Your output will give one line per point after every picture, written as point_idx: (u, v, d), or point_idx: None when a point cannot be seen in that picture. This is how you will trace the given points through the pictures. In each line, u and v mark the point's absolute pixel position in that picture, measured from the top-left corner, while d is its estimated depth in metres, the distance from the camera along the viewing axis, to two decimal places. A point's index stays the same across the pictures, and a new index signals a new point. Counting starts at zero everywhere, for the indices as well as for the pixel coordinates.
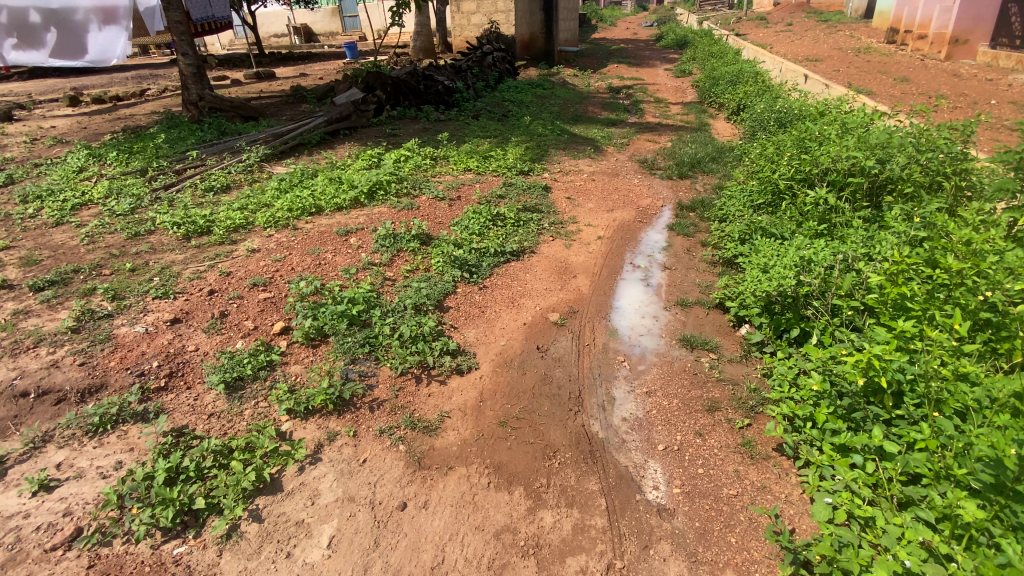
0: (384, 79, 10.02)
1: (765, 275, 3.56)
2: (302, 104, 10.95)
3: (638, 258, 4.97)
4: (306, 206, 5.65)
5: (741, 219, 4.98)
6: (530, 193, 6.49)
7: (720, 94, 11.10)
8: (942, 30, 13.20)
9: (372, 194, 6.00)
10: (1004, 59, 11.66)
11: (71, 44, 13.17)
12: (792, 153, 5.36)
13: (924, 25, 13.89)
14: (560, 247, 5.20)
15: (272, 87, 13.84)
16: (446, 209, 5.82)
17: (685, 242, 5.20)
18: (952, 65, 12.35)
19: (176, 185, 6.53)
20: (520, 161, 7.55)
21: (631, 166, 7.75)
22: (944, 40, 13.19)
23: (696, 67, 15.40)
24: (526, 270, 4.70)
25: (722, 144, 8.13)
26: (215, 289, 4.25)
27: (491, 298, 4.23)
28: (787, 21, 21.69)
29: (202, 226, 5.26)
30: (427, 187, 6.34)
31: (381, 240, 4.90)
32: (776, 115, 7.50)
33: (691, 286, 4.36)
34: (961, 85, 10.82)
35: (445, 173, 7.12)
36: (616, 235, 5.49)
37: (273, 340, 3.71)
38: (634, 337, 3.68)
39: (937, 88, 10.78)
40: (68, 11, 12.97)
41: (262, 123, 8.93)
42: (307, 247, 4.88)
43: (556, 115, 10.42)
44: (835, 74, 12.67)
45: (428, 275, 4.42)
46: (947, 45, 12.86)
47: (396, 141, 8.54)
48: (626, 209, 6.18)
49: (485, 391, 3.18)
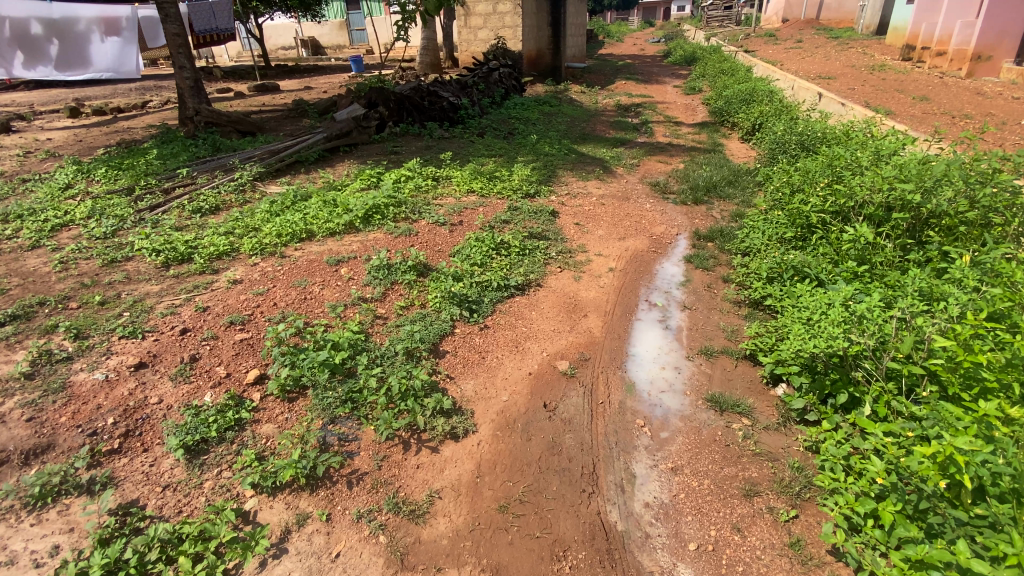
0: (387, 94, 9.72)
1: (806, 328, 3.13)
2: (303, 119, 10.65)
3: (654, 294, 4.54)
4: (295, 232, 5.26)
5: (769, 253, 4.56)
6: (536, 218, 6.09)
7: (733, 113, 10.74)
8: (963, 47, 12.80)
9: (368, 219, 5.61)
10: None
11: (75, 56, 13.56)
12: (822, 181, 4.95)
13: (942, 41, 13.45)
14: (568, 280, 4.78)
15: (275, 101, 13.60)
16: (447, 235, 5.42)
17: (704, 278, 4.78)
18: (972, 85, 11.98)
19: (162, 206, 6.18)
20: (526, 183, 7.17)
21: (642, 189, 7.37)
22: (963, 57, 12.84)
23: (707, 84, 15.09)
24: (531, 307, 4.28)
25: (738, 166, 7.74)
26: (188, 328, 3.85)
27: (493, 340, 3.80)
28: (796, 38, 21.43)
29: (183, 253, 4.87)
30: (428, 211, 5.95)
31: (374, 271, 4.50)
32: (797, 137, 7.11)
33: (715, 330, 3.94)
34: (983, 105, 10.44)
35: (446, 196, 6.74)
36: (630, 267, 5.06)
37: (245, 392, 3.30)
38: (654, 395, 3.25)
39: (959, 108, 10.39)
40: (70, 20, 13.10)
41: (259, 139, 8.62)
42: (294, 278, 4.48)
43: (563, 134, 10.08)
44: (851, 92, 12.30)
45: (424, 312, 4.00)
46: (969, 61, 12.58)
47: (397, 159, 8.20)
48: (639, 237, 5.77)
49: (484, 463, 2.75)
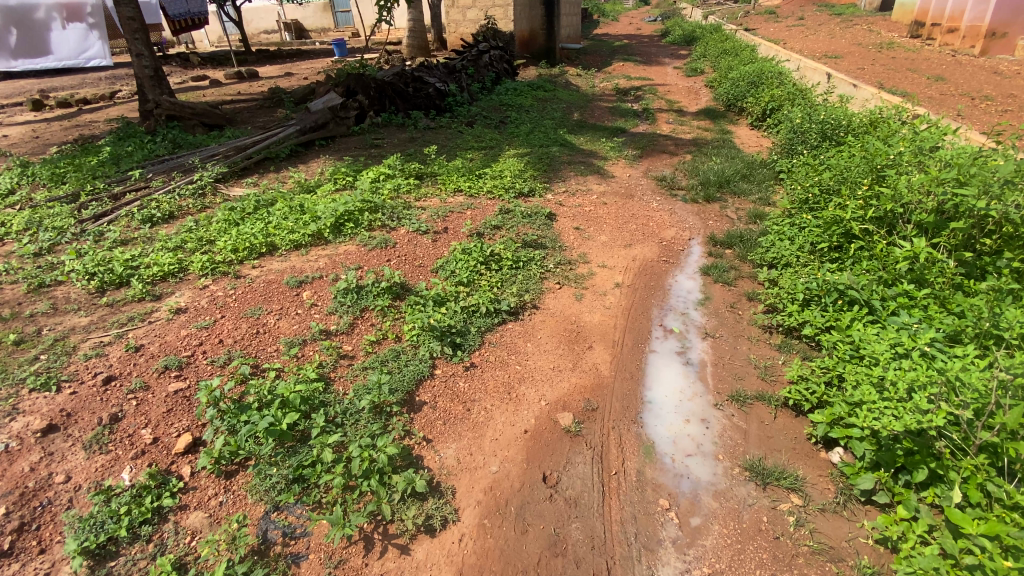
0: (366, 81, 8.92)
1: (869, 380, 2.52)
2: (278, 110, 9.86)
3: (670, 316, 3.90)
4: (254, 245, 4.60)
5: (802, 267, 3.94)
6: (530, 222, 5.42)
7: (740, 96, 10.03)
8: (976, 23, 12.20)
9: (339, 228, 4.91)
10: None
11: (36, 44, 13.29)
12: (860, 181, 4.32)
13: (953, 18, 12.82)
14: (569, 300, 4.14)
15: (251, 89, 12.70)
16: (429, 246, 4.76)
17: (726, 295, 4.15)
18: (987, 63, 11.32)
19: (109, 215, 5.47)
20: (519, 180, 6.49)
21: (647, 184, 6.71)
22: (977, 34, 12.21)
23: (709, 65, 14.32)
24: (526, 337, 3.63)
25: (751, 158, 7.07)
26: (114, 376, 3.21)
27: (480, 385, 3.16)
28: (797, 15, 20.54)
29: (121, 275, 4.21)
30: (408, 216, 5.26)
31: (342, 295, 3.84)
32: (818, 124, 6.41)
33: (745, 366, 3.32)
34: (1002, 86, 9.80)
35: (430, 196, 6.07)
36: (639, 282, 4.41)
37: (173, 466, 2.69)
38: (679, 459, 2.65)
39: (977, 89, 9.73)
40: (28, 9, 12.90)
41: (226, 134, 7.85)
42: (246, 306, 3.82)
43: (559, 122, 9.36)
44: (860, 72, 11.58)
45: (397, 350, 3.37)
46: (982, 39, 11.94)
47: (378, 154, 7.50)
48: (647, 244, 5.12)
49: (467, 571, 2.17)
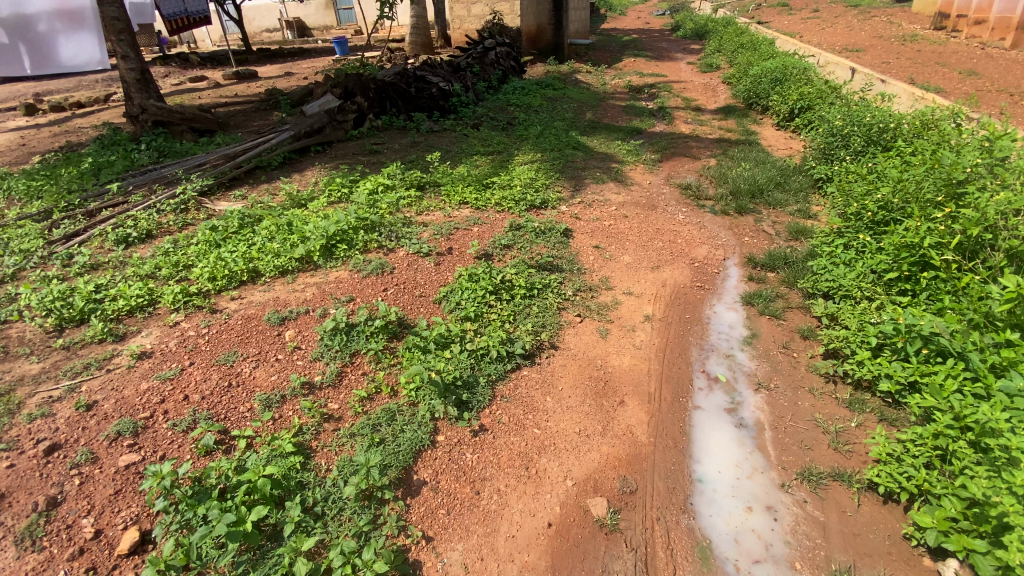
0: (366, 81, 8.41)
1: (999, 483, 2.03)
2: (274, 113, 9.35)
3: (713, 360, 3.35)
4: (235, 272, 4.07)
5: (868, 303, 3.38)
6: (544, 240, 4.86)
7: (763, 95, 9.43)
8: (1007, 15, 11.51)
9: (331, 250, 4.36)
10: None
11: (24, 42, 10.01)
12: (932, 200, 3.75)
13: (981, 9, 12.13)
14: (592, 338, 3.58)
15: (249, 90, 12.22)
16: (432, 270, 4.21)
17: (775, 332, 3.60)
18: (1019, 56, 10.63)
19: (81, 234, 4.98)
20: (532, 190, 5.94)
21: (670, 194, 6.13)
22: (1007, 26, 11.50)
23: (724, 60, 13.67)
24: (545, 388, 3.07)
25: (782, 164, 6.48)
26: (58, 443, 2.69)
27: (491, 457, 2.62)
28: (812, 7, 19.70)
29: (83, 310, 3.70)
30: (409, 235, 4.71)
31: (329, 336, 3.30)
32: (861, 128, 5.82)
33: (810, 428, 2.79)
34: None
35: (433, 209, 5.53)
36: (672, 313, 3.85)
37: (115, 573, 2.22)
38: (744, 569, 2.17)
39: (1016, 84, 9.11)
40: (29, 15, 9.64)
41: (216, 140, 7.35)
42: (218, 351, 3.30)
43: (571, 123, 8.78)
44: (886, 66, 10.90)
45: (393, 410, 2.82)
46: (1013, 31, 11.21)
47: (377, 161, 6.98)
48: (676, 265, 4.56)
49: None
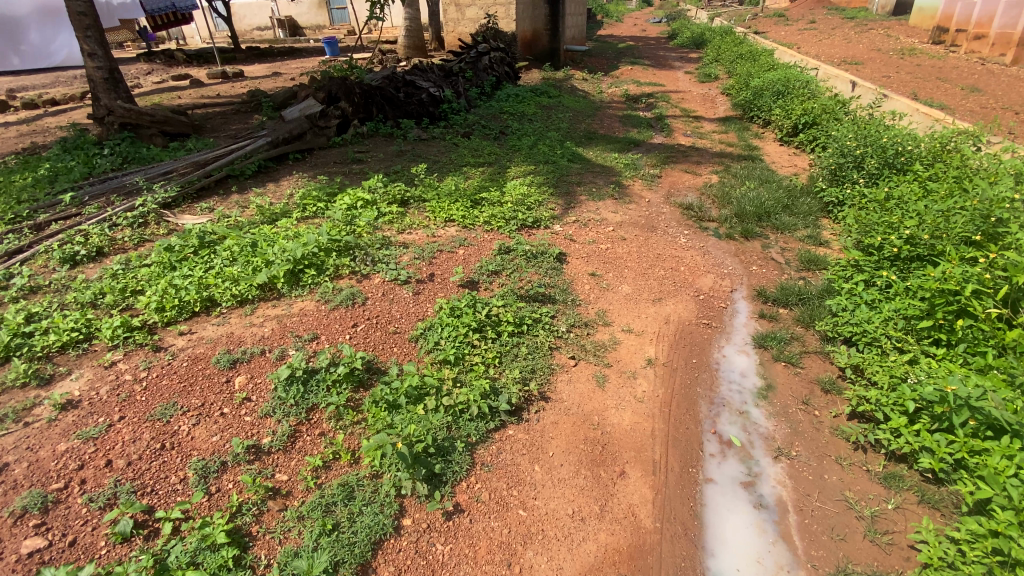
0: (351, 86, 7.90)
1: None
2: (255, 116, 8.88)
3: (725, 418, 2.96)
4: (186, 301, 3.62)
5: (899, 355, 3.01)
6: (536, 266, 4.44)
7: (765, 107, 9.11)
8: (1008, 30, 11.23)
9: (297, 277, 3.92)
10: None
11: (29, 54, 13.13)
12: (966, 236, 3.40)
13: (982, 24, 11.87)
14: (588, 386, 3.17)
15: (232, 91, 11.74)
16: (409, 301, 3.77)
17: (793, 384, 3.21)
18: (1019, 73, 10.41)
19: (24, 251, 4.50)
20: (523, 208, 5.53)
21: (670, 213, 5.76)
22: (1008, 41, 11.23)
23: (723, 70, 13.39)
24: (534, 452, 2.66)
25: (789, 184, 6.13)
26: None
27: (468, 549, 2.21)
28: (809, 18, 19.51)
29: (5, 347, 3.22)
30: (387, 258, 4.26)
31: (283, 386, 2.85)
32: (873, 149, 5.47)
33: (840, 512, 2.40)
34: None
35: (416, 227, 5.11)
36: (678, 357, 3.45)
37: None
38: None
39: (1021, 101, 8.85)
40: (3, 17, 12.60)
41: (187, 146, 6.88)
42: (154, 402, 2.85)
43: (566, 133, 8.40)
44: (887, 79, 10.64)
45: (352, 485, 2.39)
46: (1014, 47, 10.94)
47: (360, 171, 6.55)
48: (680, 298, 4.17)
49: None
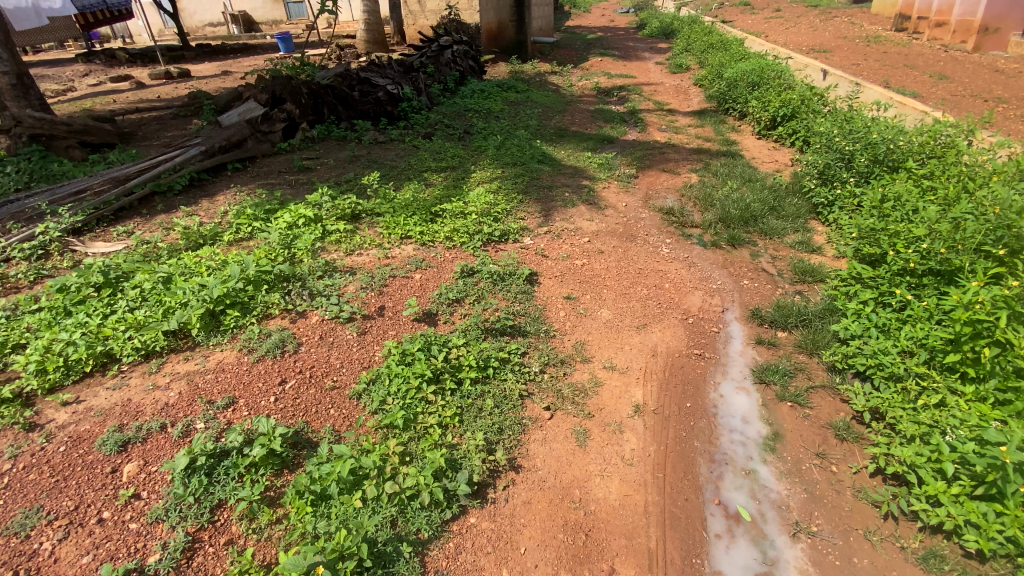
0: (296, 86, 7.19)
1: None
2: (195, 121, 8.08)
3: (729, 482, 2.49)
4: (75, 361, 2.98)
5: (924, 395, 2.58)
6: (504, 291, 3.89)
7: (739, 99, 8.73)
8: (968, 17, 11.07)
9: (216, 320, 3.29)
10: None
11: None
12: (983, 246, 2.99)
13: (941, 12, 11.70)
14: (566, 446, 2.64)
15: (174, 93, 10.80)
16: (352, 344, 3.19)
17: (804, 430, 2.76)
18: (982, 59, 10.27)
19: None
20: (490, 219, 4.97)
21: (650, 219, 5.29)
22: (968, 29, 11.07)
23: (693, 60, 13.01)
24: (503, 551, 2.16)
25: (773, 183, 5.71)
26: None
27: None
28: (774, 6, 19.29)
29: None
30: (328, 290, 3.64)
31: (181, 478, 2.30)
32: (861, 145, 5.09)
33: None
34: (1014, 86, 8.71)
35: (367, 247, 4.49)
36: (670, 400, 2.96)
37: None
38: None
39: (990, 88, 8.64)
40: None
41: (110, 158, 6.11)
42: (14, 508, 2.26)
43: (535, 132, 7.86)
44: (857, 68, 10.38)
45: None
46: (974, 35, 10.79)
47: (307, 181, 5.89)
48: (667, 322, 3.68)
49: None
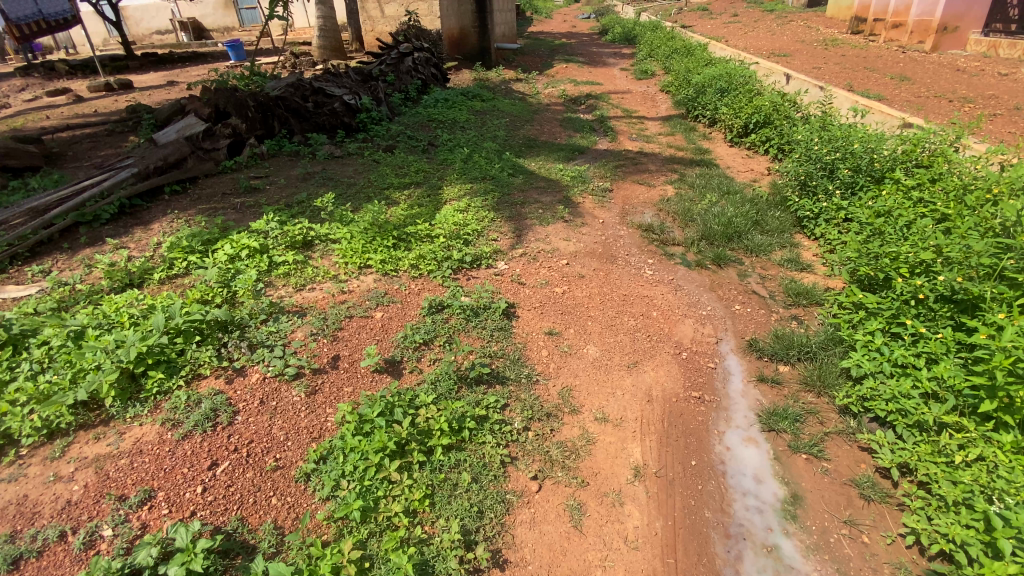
0: (242, 98, 6.63)
1: None
2: (131, 138, 7.36)
3: (750, 563, 2.17)
4: None
5: (957, 448, 2.30)
6: (478, 328, 3.46)
7: (709, 105, 8.57)
8: (925, 18, 11.30)
9: (135, 385, 2.76)
10: (1003, 48, 10.08)
11: None
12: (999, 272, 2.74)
13: (897, 13, 11.95)
14: (560, 528, 2.27)
15: (111, 106, 9.94)
16: (300, 408, 2.71)
17: (824, 489, 2.45)
18: (939, 59, 10.48)
19: None
20: (459, 242, 4.54)
21: (630, 236, 4.96)
22: (925, 29, 11.34)
23: (659, 65, 12.90)
24: None
25: (753, 194, 5.48)
26: None
27: None
28: (730, 11, 19.55)
29: None
30: (272, 339, 3.14)
31: None
32: (843, 156, 4.91)
33: None
34: (973, 85, 8.89)
35: (321, 280, 4.00)
36: (674, 458, 2.61)
37: None
38: None
39: (950, 89, 8.75)
40: None
41: (28, 184, 5.42)
42: None
43: (503, 142, 7.48)
44: (819, 71, 10.44)
45: None
46: (931, 35, 11.04)
47: (255, 204, 5.34)
48: (660, 358, 3.33)
49: None
